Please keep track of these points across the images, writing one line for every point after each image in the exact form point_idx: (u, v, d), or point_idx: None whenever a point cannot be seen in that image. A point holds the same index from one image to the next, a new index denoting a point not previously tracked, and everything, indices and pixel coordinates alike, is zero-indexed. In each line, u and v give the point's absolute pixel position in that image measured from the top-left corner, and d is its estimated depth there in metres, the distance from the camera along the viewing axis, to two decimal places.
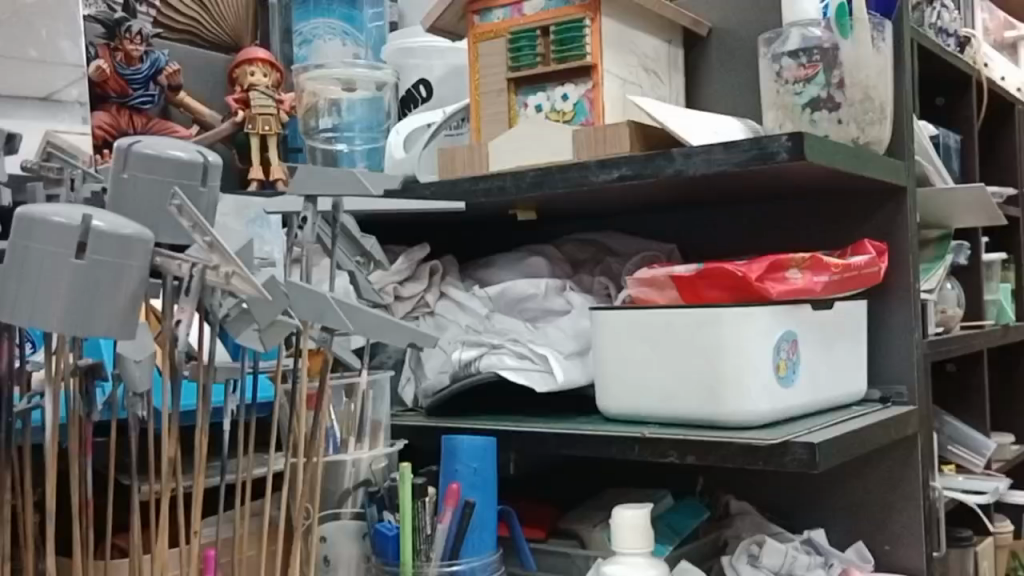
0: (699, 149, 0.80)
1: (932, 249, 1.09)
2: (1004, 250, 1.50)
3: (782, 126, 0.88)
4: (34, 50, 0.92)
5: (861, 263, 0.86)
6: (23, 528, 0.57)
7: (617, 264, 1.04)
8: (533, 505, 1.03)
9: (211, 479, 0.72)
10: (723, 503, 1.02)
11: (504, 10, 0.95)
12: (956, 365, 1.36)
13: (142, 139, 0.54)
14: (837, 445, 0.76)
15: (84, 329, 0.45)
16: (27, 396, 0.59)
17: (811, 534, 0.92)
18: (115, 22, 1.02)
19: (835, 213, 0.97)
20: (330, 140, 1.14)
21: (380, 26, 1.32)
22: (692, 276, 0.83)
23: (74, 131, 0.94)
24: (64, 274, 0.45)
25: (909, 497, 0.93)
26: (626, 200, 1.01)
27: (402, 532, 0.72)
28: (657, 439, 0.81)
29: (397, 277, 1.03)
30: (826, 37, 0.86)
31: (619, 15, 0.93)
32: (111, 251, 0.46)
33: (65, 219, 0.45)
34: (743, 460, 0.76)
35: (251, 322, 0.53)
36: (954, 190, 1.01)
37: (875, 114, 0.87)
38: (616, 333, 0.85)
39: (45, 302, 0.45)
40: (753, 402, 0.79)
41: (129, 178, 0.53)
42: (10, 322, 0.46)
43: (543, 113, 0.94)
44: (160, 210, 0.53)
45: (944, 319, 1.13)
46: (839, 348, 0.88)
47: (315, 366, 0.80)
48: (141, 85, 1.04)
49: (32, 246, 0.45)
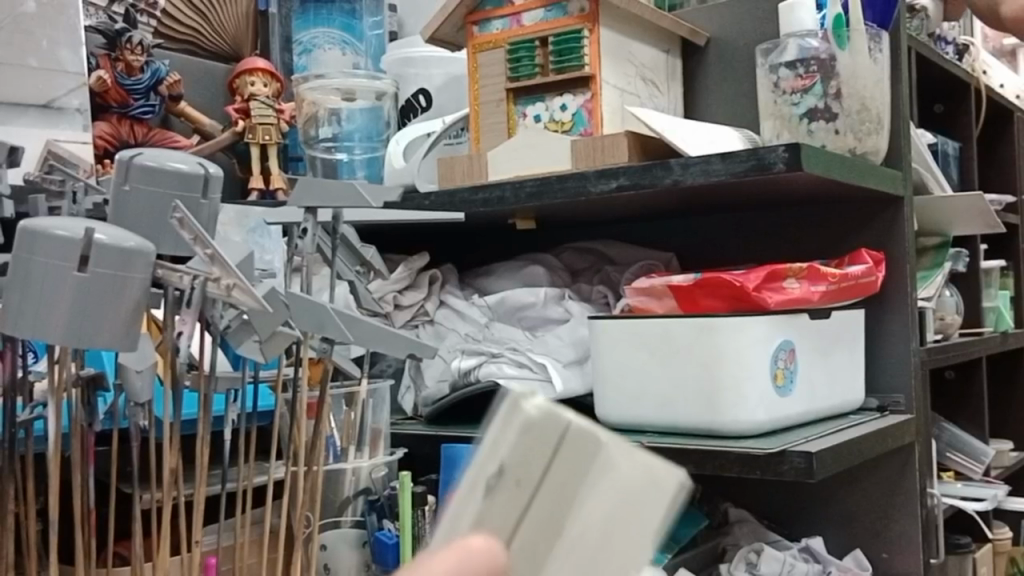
0: (696, 159, 0.81)
1: (930, 257, 1.09)
2: (1003, 257, 1.51)
3: (780, 136, 0.88)
4: (34, 59, 0.93)
5: (859, 272, 0.87)
6: (25, 536, 0.57)
7: (616, 272, 1.05)
8: None
9: (212, 488, 0.72)
10: (721, 511, 1.02)
11: (502, 21, 0.96)
12: (954, 372, 1.36)
13: (144, 152, 0.55)
14: (834, 454, 0.76)
15: (86, 342, 0.46)
16: (31, 406, 0.59)
17: (808, 542, 0.92)
18: (116, 32, 1.02)
19: (833, 222, 0.98)
20: (330, 149, 1.15)
21: (380, 35, 1.32)
22: (691, 286, 0.84)
23: (75, 141, 0.95)
24: (66, 287, 0.45)
25: (906, 505, 0.93)
26: (625, 209, 1.01)
27: (402, 541, 0.73)
28: (656, 448, 0.82)
29: (397, 285, 1.03)
30: (823, 48, 0.86)
31: (618, 26, 0.93)
32: (113, 264, 0.46)
33: (67, 233, 0.45)
34: (740, 469, 0.77)
35: (252, 333, 0.54)
36: (951, 198, 1.02)
37: (872, 124, 0.87)
38: (614, 342, 0.86)
39: (48, 315, 0.45)
40: (750, 411, 0.79)
41: (132, 190, 0.53)
42: (13, 334, 0.46)
43: (542, 123, 0.94)
44: (162, 222, 0.54)
45: (942, 325, 1.14)
46: (837, 356, 0.88)
47: (315, 375, 0.80)
48: (142, 95, 1.05)
49: (35, 259, 0.45)
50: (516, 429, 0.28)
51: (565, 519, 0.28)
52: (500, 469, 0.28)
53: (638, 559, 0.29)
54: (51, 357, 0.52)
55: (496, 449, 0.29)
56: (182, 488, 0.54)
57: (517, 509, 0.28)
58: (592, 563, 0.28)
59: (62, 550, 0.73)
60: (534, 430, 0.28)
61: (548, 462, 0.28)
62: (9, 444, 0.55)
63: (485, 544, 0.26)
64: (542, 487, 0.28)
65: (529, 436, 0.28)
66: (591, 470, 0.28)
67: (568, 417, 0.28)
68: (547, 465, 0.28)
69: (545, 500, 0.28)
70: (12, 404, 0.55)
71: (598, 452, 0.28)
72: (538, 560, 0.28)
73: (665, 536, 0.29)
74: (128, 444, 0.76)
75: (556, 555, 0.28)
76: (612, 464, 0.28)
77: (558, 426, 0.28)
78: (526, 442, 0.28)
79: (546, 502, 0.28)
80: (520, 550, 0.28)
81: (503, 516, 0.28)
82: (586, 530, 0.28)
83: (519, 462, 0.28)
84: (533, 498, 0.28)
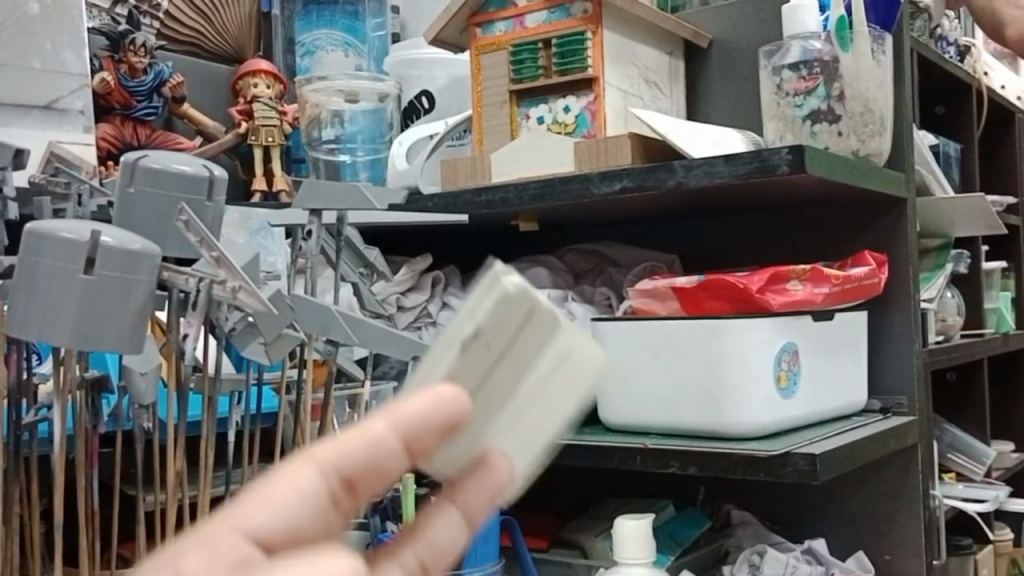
0: (700, 161, 0.81)
1: (932, 258, 1.09)
2: (1004, 258, 1.50)
3: (782, 138, 0.89)
4: (38, 61, 0.93)
5: (862, 274, 0.86)
6: (30, 538, 0.57)
7: (618, 274, 1.05)
8: (535, 518, 1.04)
9: (217, 489, 0.73)
10: (723, 513, 1.03)
11: (506, 22, 0.96)
12: (956, 373, 1.36)
13: (149, 153, 0.55)
14: (837, 457, 0.76)
15: (92, 343, 0.46)
16: (36, 408, 0.59)
17: (811, 544, 0.92)
18: (119, 34, 1.02)
19: (836, 224, 0.98)
20: (332, 151, 1.15)
21: (381, 37, 1.32)
22: (694, 287, 0.84)
23: (79, 142, 0.95)
24: (72, 289, 0.45)
25: (910, 507, 0.93)
26: (627, 211, 1.01)
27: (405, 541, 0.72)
28: (659, 450, 0.82)
29: (399, 286, 1.04)
30: (826, 49, 0.87)
31: (620, 28, 0.93)
32: (120, 267, 0.46)
33: (73, 235, 0.45)
34: (743, 471, 0.77)
35: (257, 335, 0.55)
36: (953, 199, 1.02)
37: (875, 126, 0.87)
38: (618, 344, 0.86)
39: (54, 319, 0.45)
40: (752, 413, 0.79)
41: (136, 192, 0.53)
42: (19, 337, 0.46)
43: (544, 125, 0.94)
44: (167, 224, 0.54)
45: (944, 327, 1.14)
46: (841, 358, 0.88)
47: (319, 376, 0.80)
48: (145, 96, 1.05)
49: (42, 261, 0.46)
50: (491, 299, 0.29)
51: (515, 382, 0.30)
52: (473, 332, 0.29)
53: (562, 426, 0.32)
54: (56, 359, 0.52)
55: (473, 315, 0.29)
56: (186, 489, 0.54)
57: (481, 371, 0.29)
58: (527, 424, 0.30)
59: (67, 552, 0.73)
60: (508, 303, 0.29)
61: (513, 329, 0.29)
62: (14, 447, 0.55)
63: (459, 388, 0.27)
64: (508, 355, 0.30)
65: (502, 306, 0.29)
66: (548, 347, 0.30)
67: (539, 297, 0.30)
68: (516, 337, 0.30)
69: (506, 367, 0.30)
70: (17, 407, 0.56)
71: (556, 333, 0.30)
72: (487, 414, 0.29)
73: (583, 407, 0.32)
74: (132, 445, 0.76)
75: (504, 411, 0.30)
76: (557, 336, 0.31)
77: (532, 303, 0.30)
78: (503, 312, 0.29)
79: (507, 361, 0.30)
80: (479, 406, 0.29)
81: (470, 374, 0.29)
82: (530, 392, 0.30)
83: (492, 329, 0.29)
84: (496, 359, 0.29)
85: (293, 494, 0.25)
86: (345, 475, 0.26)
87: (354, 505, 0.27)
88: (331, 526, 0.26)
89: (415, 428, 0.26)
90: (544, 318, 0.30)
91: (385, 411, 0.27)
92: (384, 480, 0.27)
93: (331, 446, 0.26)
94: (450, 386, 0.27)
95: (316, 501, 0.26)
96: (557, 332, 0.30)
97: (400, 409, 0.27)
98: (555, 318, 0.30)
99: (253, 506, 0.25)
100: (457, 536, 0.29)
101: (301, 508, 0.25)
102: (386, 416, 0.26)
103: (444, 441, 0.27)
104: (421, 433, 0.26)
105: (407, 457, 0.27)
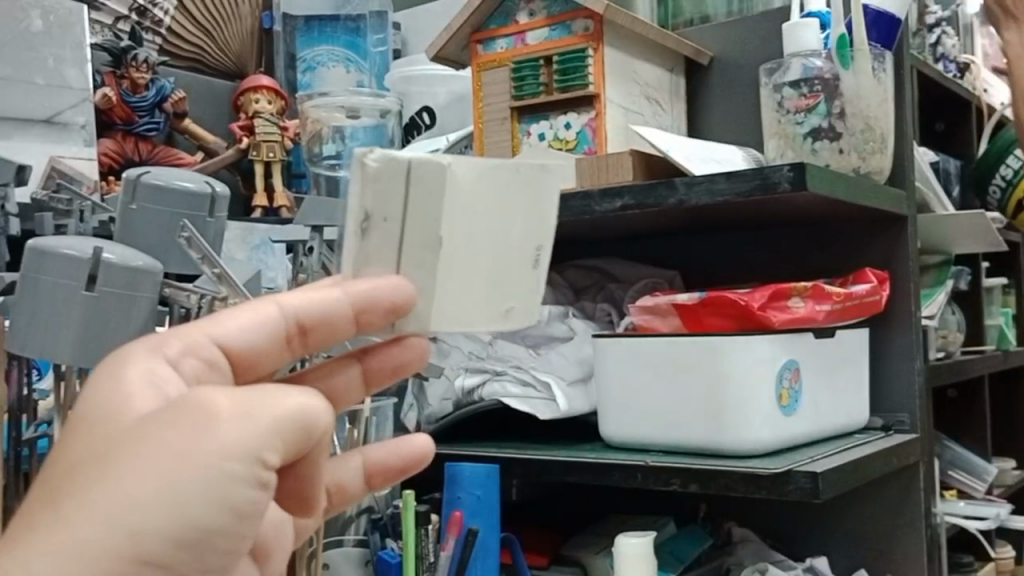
0: (702, 178, 0.80)
1: (932, 275, 1.09)
2: (1005, 274, 1.50)
3: (783, 155, 0.89)
4: (41, 77, 0.93)
5: (862, 292, 0.86)
6: None
7: (620, 290, 1.03)
8: (535, 535, 1.03)
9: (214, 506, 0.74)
10: (725, 530, 1.02)
11: (506, 40, 0.97)
12: (957, 391, 1.36)
13: (150, 170, 0.62)
14: (840, 475, 0.76)
15: (94, 347, 0.54)
16: (33, 424, 0.62)
17: (812, 563, 0.92)
18: (121, 49, 1.04)
19: (834, 244, 0.99)
20: (334, 167, 1.12)
21: (383, 52, 1.32)
22: (696, 304, 0.83)
23: (81, 157, 0.96)
24: (76, 303, 0.54)
25: (911, 523, 0.93)
26: (631, 226, 1.00)
27: (406, 559, 0.80)
28: (661, 467, 0.81)
29: None
30: (827, 67, 0.87)
31: (621, 45, 0.94)
32: (120, 283, 0.55)
33: (76, 253, 0.54)
34: (745, 489, 0.76)
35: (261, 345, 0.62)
36: (953, 216, 1.01)
37: (875, 144, 0.88)
38: (620, 362, 0.86)
39: (58, 331, 0.54)
40: (754, 431, 0.79)
41: (137, 209, 0.60)
42: (20, 352, 0.54)
43: (546, 141, 0.95)
44: (165, 238, 0.60)
45: (944, 343, 1.13)
46: (840, 375, 0.88)
47: None
48: (146, 112, 1.05)
49: (42, 277, 0.54)
50: (369, 181, 0.39)
51: (434, 230, 0.41)
52: (371, 214, 0.40)
53: (497, 233, 0.44)
54: (57, 375, 0.58)
55: (358, 199, 0.39)
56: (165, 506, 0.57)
57: (390, 236, 0.40)
58: (465, 251, 0.43)
59: None
60: (378, 176, 0.39)
61: (406, 192, 0.40)
62: (14, 463, 0.60)
63: (401, 279, 0.41)
64: (405, 212, 0.40)
65: (382, 182, 0.40)
66: (438, 185, 0.40)
67: (404, 158, 0.40)
68: (406, 196, 0.40)
69: (407, 220, 0.40)
70: (17, 423, 0.60)
71: (438, 171, 0.40)
72: (426, 266, 0.42)
73: (509, 214, 0.44)
74: None
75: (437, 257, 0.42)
76: (456, 180, 0.41)
77: (400, 167, 0.40)
78: (374, 184, 0.39)
79: (429, 220, 0.41)
80: (408, 261, 0.41)
81: (383, 243, 0.41)
82: (450, 233, 0.41)
83: (378, 204, 0.40)
84: (403, 218, 0.40)
85: (255, 320, 0.44)
86: (302, 321, 0.43)
87: (308, 342, 0.44)
88: (281, 345, 0.45)
89: (365, 296, 0.40)
90: (437, 168, 0.40)
91: (344, 284, 0.41)
92: (326, 331, 0.43)
93: (298, 300, 0.43)
94: (401, 279, 0.41)
95: (274, 327, 0.44)
96: (457, 175, 0.41)
97: (356, 285, 0.41)
98: (447, 164, 0.41)
99: (227, 325, 0.44)
100: (354, 383, 0.48)
101: (263, 325, 0.44)
102: (346, 290, 0.41)
103: (384, 315, 0.41)
104: (361, 305, 0.41)
105: (353, 322, 0.42)
